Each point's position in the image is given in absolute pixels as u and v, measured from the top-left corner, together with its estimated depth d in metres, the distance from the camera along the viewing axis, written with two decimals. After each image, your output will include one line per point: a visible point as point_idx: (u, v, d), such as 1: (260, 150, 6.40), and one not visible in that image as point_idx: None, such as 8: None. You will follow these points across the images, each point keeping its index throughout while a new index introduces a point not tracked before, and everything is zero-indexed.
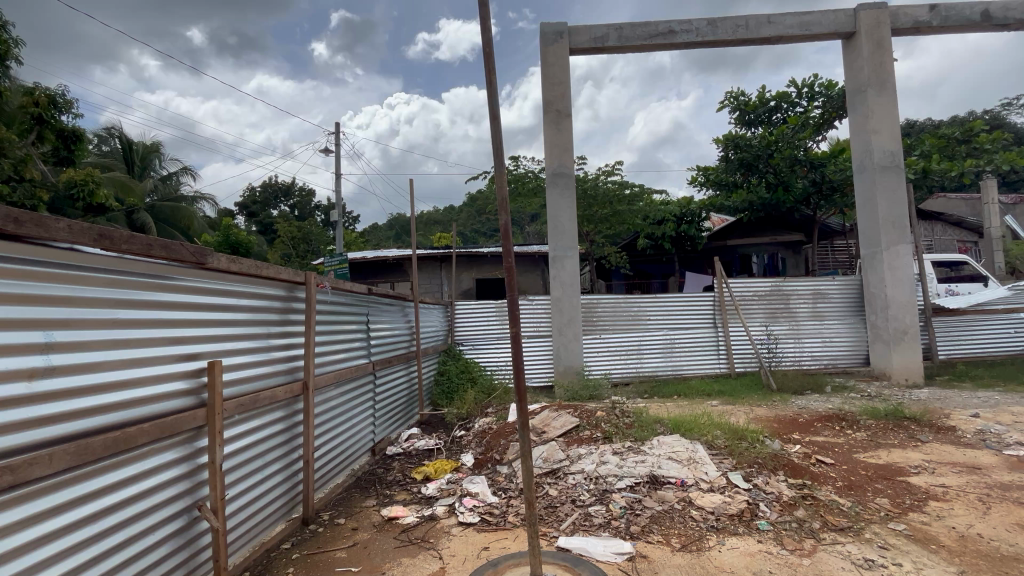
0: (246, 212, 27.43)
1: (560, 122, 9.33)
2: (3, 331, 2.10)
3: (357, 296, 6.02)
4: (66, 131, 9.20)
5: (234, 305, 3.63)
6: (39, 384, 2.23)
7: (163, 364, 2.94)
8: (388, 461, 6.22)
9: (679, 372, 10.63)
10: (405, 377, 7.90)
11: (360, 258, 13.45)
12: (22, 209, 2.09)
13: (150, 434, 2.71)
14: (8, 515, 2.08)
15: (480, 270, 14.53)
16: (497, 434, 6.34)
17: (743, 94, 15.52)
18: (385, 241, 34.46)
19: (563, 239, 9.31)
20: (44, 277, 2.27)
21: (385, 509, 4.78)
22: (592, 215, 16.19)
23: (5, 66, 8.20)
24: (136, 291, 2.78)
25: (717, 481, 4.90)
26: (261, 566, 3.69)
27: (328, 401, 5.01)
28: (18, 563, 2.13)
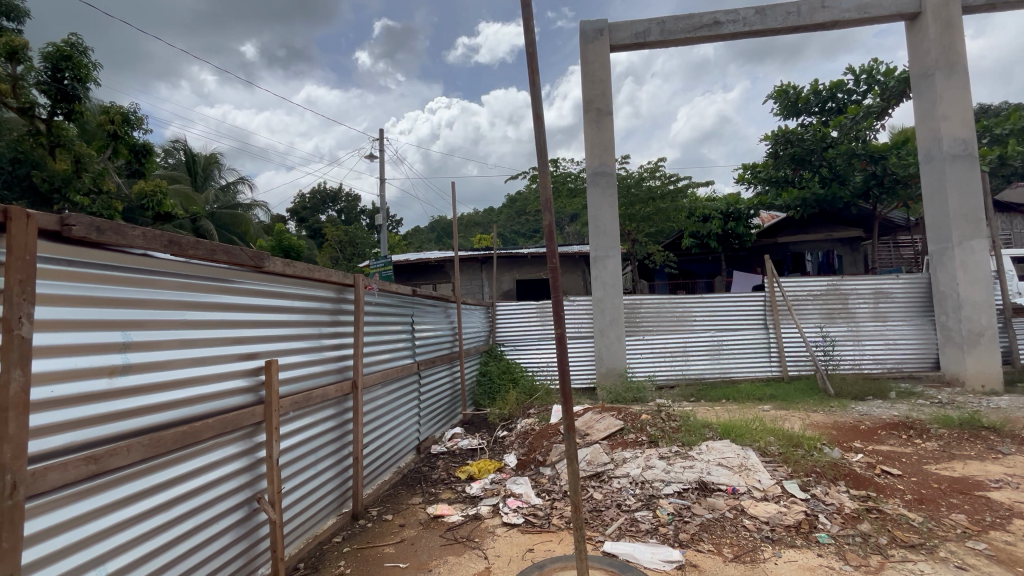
0: (296, 218, 28.67)
1: (601, 120, 9.20)
2: (89, 333, 2.28)
3: (402, 298, 6.16)
4: (137, 145, 9.93)
5: (288, 306, 3.79)
6: (119, 381, 2.41)
7: (225, 363, 3.10)
8: (432, 460, 6.33)
9: (727, 375, 10.24)
10: (449, 376, 8.01)
11: (404, 261, 13.76)
12: (103, 218, 2.25)
13: (213, 429, 2.87)
14: (92, 501, 2.26)
15: (520, 271, 14.56)
16: (541, 435, 6.32)
17: (791, 88, 14.76)
18: (428, 243, 35.18)
19: (605, 239, 9.18)
20: (120, 280, 2.44)
21: (431, 507, 4.86)
22: (634, 214, 15.84)
23: (85, 88, 8.94)
24: (202, 293, 2.96)
25: (771, 490, 4.68)
26: (314, 558, 3.84)
27: (375, 399, 5.14)
28: (101, 546, 2.30)
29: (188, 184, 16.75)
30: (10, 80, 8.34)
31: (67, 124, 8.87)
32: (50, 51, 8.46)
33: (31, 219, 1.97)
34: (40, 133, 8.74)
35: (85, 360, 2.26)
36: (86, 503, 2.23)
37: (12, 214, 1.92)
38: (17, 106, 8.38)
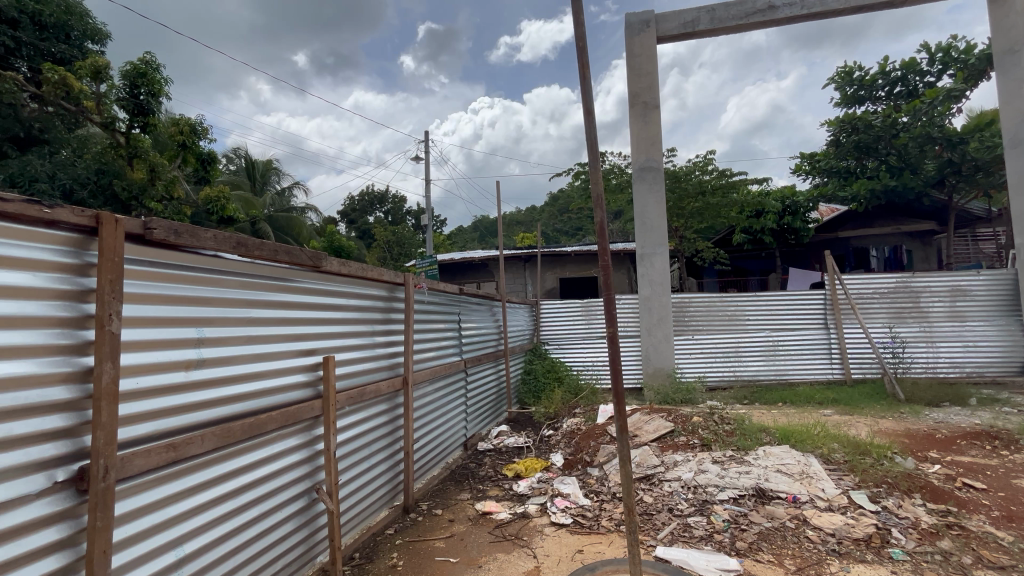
0: (346, 219, 29.74)
1: (647, 114, 8.95)
2: (168, 329, 2.44)
3: (450, 296, 6.27)
4: (203, 154, 10.61)
5: (344, 304, 3.94)
6: (194, 374, 2.57)
7: (286, 359, 3.25)
8: (479, 457, 6.39)
9: (784, 377, 9.74)
10: (494, 375, 8.05)
11: (449, 260, 13.96)
12: (180, 222, 2.40)
13: (276, 421, 3.02)
14: (173, 485, 2.43)
15: (564, 269, 14.44)
16: (587, 435, 6.24)
17: (856, 70, 13.89)
18: (472, 242, 35.60)
19: (652, 236, 8.95)
20: (195, 279, 2.60)
21: (479, 503, 4.90)
22: (682, 209, 15.11)
23: (158, 102, 9.66)
24: (267, 292, 3.12)
25: (837, 500, 4.40)
26: (369, 548, 3.97)
27: (424, 396, 5.25)
28: (180, 527, 2.47)
29: (248, 189, 17.72)
30: (95, 97, 9.10)
31: (143, 135, 9.57)
32: (129, 70, 9.20)
33: (120, 223, 2.14)
34: (120, 145, 9.47)
35: (164, 355, 2.42)
36: (168, 487, 2.40)
37: (103, 218, 2.08)
38: (100, 120, 9.11)
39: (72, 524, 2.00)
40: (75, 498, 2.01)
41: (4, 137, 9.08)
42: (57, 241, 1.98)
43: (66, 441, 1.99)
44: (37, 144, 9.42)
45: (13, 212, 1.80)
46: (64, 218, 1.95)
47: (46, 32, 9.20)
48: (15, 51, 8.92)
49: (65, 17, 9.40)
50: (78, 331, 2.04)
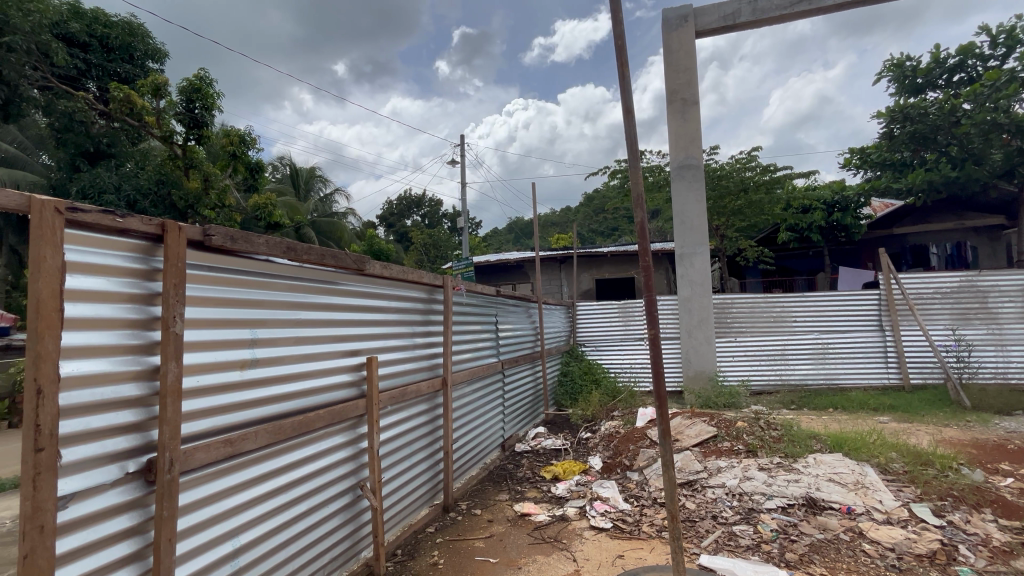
0: (385, 223, 30.45)
1: (686, 111, 8.73)
2: (225, 331, 2.58)
3: (487, 298, 6.32)
4: (251, 163, 11.14)
5: (385, 306, 4.03)
6: (248, 373, 2.70)
7: (332, 360, 3.37)
8: (517, 458, 6.40)
9: (834, 381, 9.28)
10: (531, 376, 8.05)
11: (485, 262, 14.06)
12: (236, 229, 2.53)
13: (323, 419, 3.13)
14: (231, 478, 2.56)
15: (600, 270, 14.27)
16: (626, 438, 6.15)
17: (909, 59, 13.09)
18: (507, 244, 35.74)
19: (692, 235, 8.72)
20: (249, 283, 2.74)
21: (518, 504, 4.92)
22: (723, 208, 14.17)
23: (211, 115, 10.24)
24: (314, 295, 3.25)
25: (896, 513, 4.15)
26: (411, 545, 4.06)
27: (462, 397, 5.31)
28: (238, 518, 2.60)
29: (293, 195, 18.44)
30: (155, 112, 9.71)
31: (197, 147, 10.15)
32: (185, 86, 9.79)
33: (183, 230, 2.28)
34: (177, 157, 10.06)
35: (223, 355, 2.56)
36: (227, 479, 2.54)
37: (169, 227, 2.23)
38: (160, 134, 9.74)
39: (141, 512, 2.14)
40: (143, 488, 2.15)
41: (77, 152, 9.85)
42: (127, 249, 2.13)
43: (136, 435, 2.13)
44: (104, 157, 10.14)
45: (91, 221, 1.94)
46: (134, 227, 2.09)
47: (111, 53, 9.89)
48: (85, 72, 9.68)
49: (129, 39, 10.04)
50: (146, 332, 2.19)
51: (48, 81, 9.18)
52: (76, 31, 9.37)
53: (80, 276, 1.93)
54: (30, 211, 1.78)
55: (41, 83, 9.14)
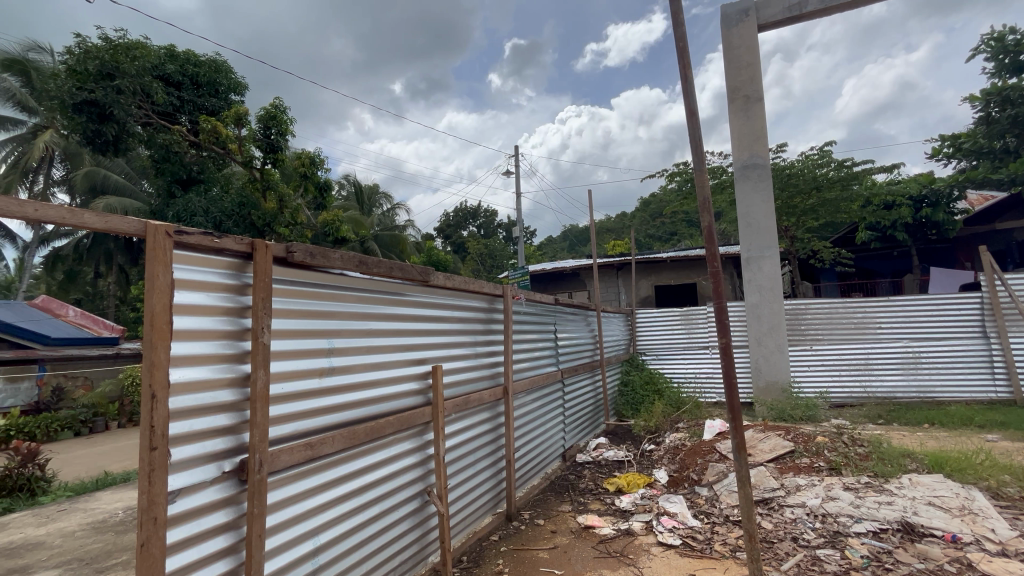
0: (442, 235, 31.29)
1: (749, 108, 8.34)
2: (305, 341, 2.76)
3: (546, 307, 6.31)
4: (320, 183, 11.88)
5: (448, 316, 4.14)
6: (326, 380, 2.88)
7: (400, 368, 3.51)
8: (579, 469, 6.31)
9: (930, 394, 8.43)
10: (591, 386, 7.94)
11: (541, 270, 14.06)
12: (315, 245, 2.71)
13: (392, 425, 3.26)
14: (312, 479, 2.73)
15: (660, 276, 13.81)
16: (693, 452, 5.91)
17: (1012, 32, 11.76)
18: (562, 252, 35.62)
19: (759, 238, 8.28)
20: (325, 296, 2.91)
21: (581, 516, 4.84)
22: (794, 207, 13.22)
23: (285, 139, 11.06)
24: (382, 306, 3.39)
25: (1013, 544, 3.68)
26: (476, 552, 4.10)
27: (523, 406, 5.34)
28: (319, 517, 2.76)
29: (358, 211, 19.43)
30: (237, 140, 10.66)
31: (273, 170, 11.00)
32: (263, 114, 10.70)
33: (269, 248, 2.47)
34: (256, 180, 10.94)
35: (304, 363, 2.74)
36: (309, 480, 2.71)
37: (258, 245, 2.42)
38: (242, 159, 10.69)
39: (234, 509, 2.32)
40: (237, 487, 2.33)
41: (173, 180, 10.97)
42: (222, 266, 2.33)
43: (230, 436, 2.32)
44: (195, 183, 11.18)
45: (193, 241, 2.15)
46: (229, 246, 2.30)
47: (201, 88, 10.90)
48: (179, 108, 10.68)
49: (214, 76, 11.01)
50: (238, 341, 2.39)
51: (150, 117, 10.32)
52: (172, 71, 10.42)
53: (186, 291, 2.15)
54: (146, 234, 2.00)
55: (144, 119, 10.28)
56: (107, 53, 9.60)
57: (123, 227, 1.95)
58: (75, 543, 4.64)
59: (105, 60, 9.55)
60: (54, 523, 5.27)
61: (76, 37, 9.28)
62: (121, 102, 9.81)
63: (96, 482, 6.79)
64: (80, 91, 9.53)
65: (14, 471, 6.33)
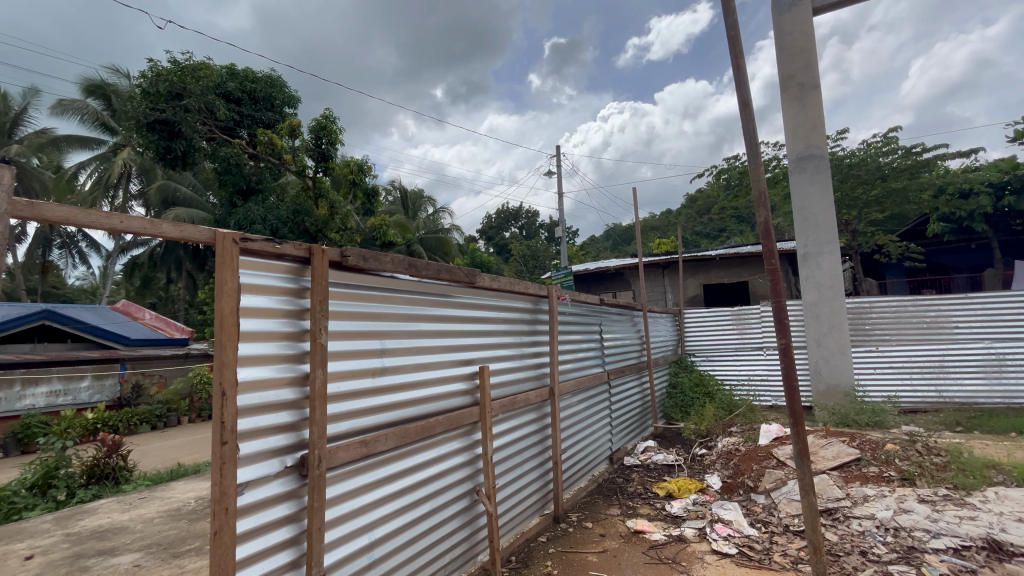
0: (485, 237, 31.61)
1: (805, 96, 7.89)
2: (358, 341, 2.86)
3: (591, 307, 6.23)
4: (368, 189, 12.29)
5: (493, 317, 4.17)
6: (379, 379, 2.97)
7: (449, 368, 3.57)
8: (627, 472, 6.19)
9: (1016, 399, 7.72)
10: (638, 388, 7.78)
11: (584, 271, 13.93)
12: (367, 249, 2.80)
13: (442, 424, 3.32)
14: (367, 475, 2.82)
15: (708, 274, 13.31)
16: (748, 458, 5.68)
17: None
18: (605, 251, 35.11)
19: (818, 233, 7.83)
20: (376, 299, 3.00)
21: (630, 521, 4.75)
22: (855, 199, 12.42)
23: (334, 148, 11.53)
24: (430, 307, 3.46)
25: None
26: (524, 553, 4.11)
27: (570, 408, 5.30)
28: (374, 511, 2.85)
29: (404, 215, 19.94)
30: (291, 151, 11.23)
31: (324, 178, 11.50)
32: (314, 125, 11.23)
33: (325, 252, 2.59)
34: (309, 188, 11.47)
35: (358, 363, 2.84)
36: (365, 476, 2.81)
37: (315, 250, 2.54)
38: (296, 169, 11.24)
39: (296, 502, 2.44)
40: (298, 481, 2.45)
41: (234, 190, 11.65)
42: (282, 270, 2.46)
43: (291, 433, 2.44)
44: (254, 193, 11.82)
45: (257, 248, 2.28)
46: (289, 251, 2.43)
47: (258, 103, 11.52)
48: (239, 123, 11.33)
49: (270, 90, 11.60)
50: (298, 342, 2.51)
51: (213, 132, 11.02)
52: (232, 88, 11.08)
53: (251, 295, 2.28)
54: (215, 241, 2.14)
55: (208, 135, 11.01)
56: (175, 75, 10.37)
57: (195, 235, 2.09)
58: (155, 529, 5.03)
59: (173, 81, 10.33)
60: (136, 509, 5.74)
61: (149, 61, 10.07)
62: (189, 119, 10.55)
63: (171, 472, 7.34)
64: (153, 111, 10.31)
65: (101, 461, 6.89)
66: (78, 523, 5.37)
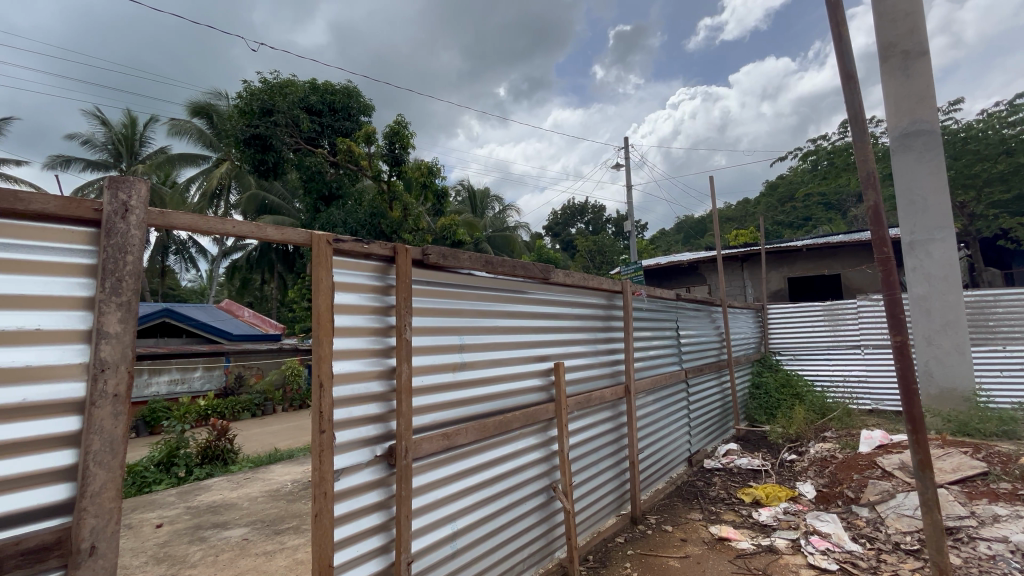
0: (551, 233, 31.58)
1: (910, 65, 6.99)
2: (439, 337, 2.95)
3: (666, 303, 6.00)
4: (438, 191, 12.69)
5: (567, 312, 4.12)
6: (459, 374, 3.05)
7: (524, 364, 3.58)
8: (708, 475, 5.89)
9: None
10: (719, 388, 7.36)
11: (655, 266, 13.46)
12: (446, 247, 2.88)
13: (518, 420, 3.34)
14: (449, 467, 2.90)
15: (794, 266, 12.31)
16: (847, 466, 5.21)
17: None
18: (676, 244, 33.72)
19: (927, 218, 6.97)
20: (454, 296, 3.07)
21: (714, 527, 4.53)
22: (972, 179, 10.95)
23: (407, 152, 12.05)
24: (506, 302, 3.49)
25: None
26: (602, 553, 4.04)
27: (646, 407, 5.13)
28: (456, 502, 2.93)
29: (471, 215, 20.39)
30: (367, 157, 11.91)
31: (398, 181, 12.06)
32: (388, 132, 11.81)
33: (408, 251, 2.70)
34: (384, 192, 12.04)
35: (440, 357, 2.93)
36: (448, 466, 2.90)
37: (399, 249, 2.66)
38: (371, 173, 11.88)
39: (385, 490, 2.56)
40: (387, 470, 2.56)
41: (317, 197, 12.47)
42: (370, 269, 2.59)
43: (379, 424, 2.56)
44: (335, 199, 12.57)
45: (348, 248, 2.42)
46: (376, 251, 2.55)
47: (337, 113, 12.21)
48: (321, 133, 12.12)
49: (346, 101, 12.26)
50: (384, 337, 2.63)
51: (299, 144, 11.89)
52: (314, 101, 11.82)
53: (343, 293, 2.42)
54: (312, 242, 2.29)
55: (295, 146, 11.89)
56: (266, 93, 11.32)
57: (294, 237, 2.26)
58: (258, 507, 5.53)
59: (264, 99, 11.27)
60: (243, 488, 6.37)
61: (244, 82, 11.05)
62: (278, 133, 11.48)
63: (270, 456, 8.04)
64: (248, 127, 11.30)
65: (213, 442, 7.69)
66: (196, 498, 6.04)
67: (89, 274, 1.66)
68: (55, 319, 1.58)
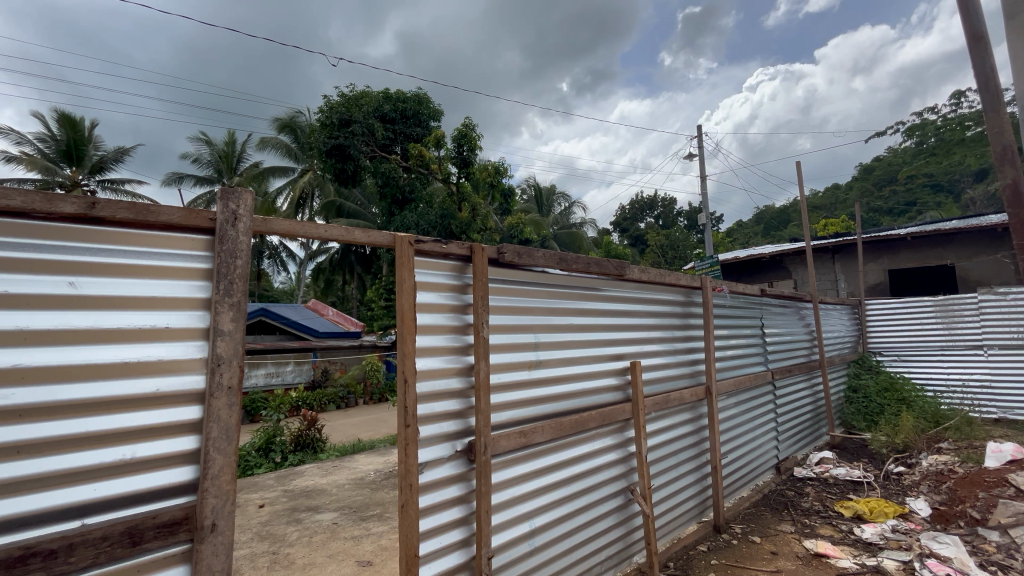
0: (619, 229, 30.83)
1: None
2: (515, 336, 2.97)
3: (749, 299, 5.62)
4: (505, 190, 12.80)
5: (642, 310, 3.99)
6: (534, 372, 3.05)
7: (599, 363, 3.51)
8: (799, 485, 5.45)
9: None
10: (810, 391, 6.79)
11: (733, 260, 12.69)
12: (521, 245, 2.90)
13: (595, 419, 3.28)
14: (526, 465, 2.91)
15: (897, 257, 11.07)
16: (967, 482, 4.60)
17: None
18: (754, 236, 31.62)
19: None
20: (529, 294, 3.08)
21: (809, 541, 4.19)
22: None
23: (474, 152, 12.29)
24: (579, 300, 3.44)
25: None
26: (683, 560, 3.87)
27: (728, 410, 4.84)
28: (534, 500, 2.94)
29: (538, 213, 20.41)
30: (437, 160, 12.30)
31: (466, 182, 12.34)
32: (456, 134, 12.10)
33: (484, 250, 2.74)
34: (453, 193, 12.35)
35: (516, 356, 2.95)
36: (526, 463, 2.91)
37: (475, 249, 2.71)
38: (441, 176, 12.24)
39: (466, 485, 2.62)
40: (466, 465, 2.62)
41: (391, 201, 12.98)
42: (448, 269, 2.66)
43: (459, 420, 2.63)
44: (407, 202, 12.88)
45: (428, 249, 2.50)
46: (453, 250, 2.62)
47: (408, 120, 12.69)
48: (394, 140, 12.68)
49: (417, 108, 12.68)
50: (462, 335, 2.69)
51: (374, 151, 12.49)
52: (388, 109, 12.39)
53: (423, 292, 2.51)
54: (395, 244, 2.39)
55: (370, 154, 12.51)
56: (344, 106, 12.11)
57: (378, 239, 2.37)
58: (344, 494, 5.90)
59: (342, 111, 12.05)
60: (332, 475, 6.83)
61: (324, 98, 11.86)
62: (356, 142, 12.13)
63: (354, 446, 8.56)
64: (330, 138, 12.06)
65: (304, 432, 8.30)
66: (291, 482, 6.57)
67: (205, 277, 1.84)
68: (179, 318, 1.76)
